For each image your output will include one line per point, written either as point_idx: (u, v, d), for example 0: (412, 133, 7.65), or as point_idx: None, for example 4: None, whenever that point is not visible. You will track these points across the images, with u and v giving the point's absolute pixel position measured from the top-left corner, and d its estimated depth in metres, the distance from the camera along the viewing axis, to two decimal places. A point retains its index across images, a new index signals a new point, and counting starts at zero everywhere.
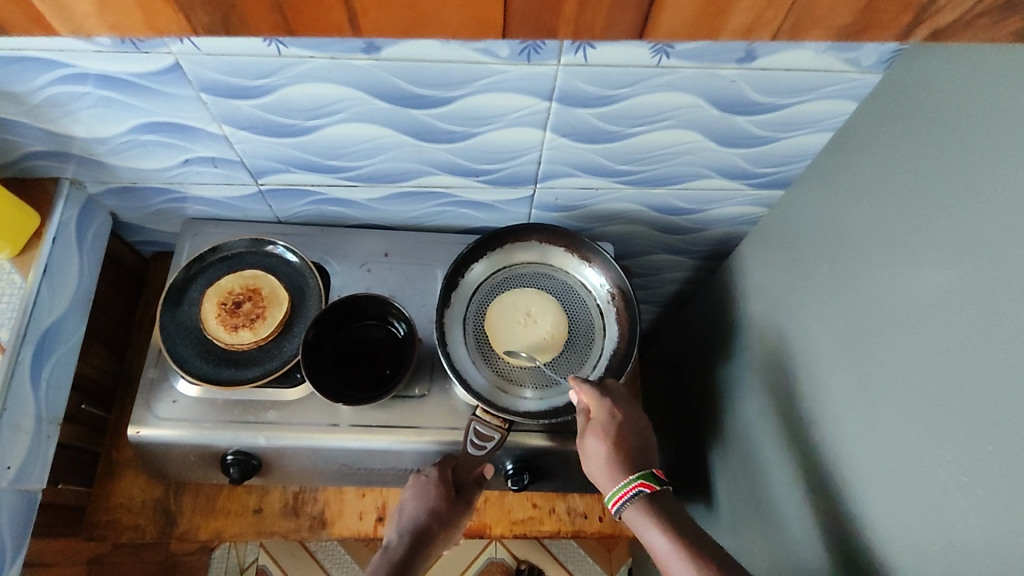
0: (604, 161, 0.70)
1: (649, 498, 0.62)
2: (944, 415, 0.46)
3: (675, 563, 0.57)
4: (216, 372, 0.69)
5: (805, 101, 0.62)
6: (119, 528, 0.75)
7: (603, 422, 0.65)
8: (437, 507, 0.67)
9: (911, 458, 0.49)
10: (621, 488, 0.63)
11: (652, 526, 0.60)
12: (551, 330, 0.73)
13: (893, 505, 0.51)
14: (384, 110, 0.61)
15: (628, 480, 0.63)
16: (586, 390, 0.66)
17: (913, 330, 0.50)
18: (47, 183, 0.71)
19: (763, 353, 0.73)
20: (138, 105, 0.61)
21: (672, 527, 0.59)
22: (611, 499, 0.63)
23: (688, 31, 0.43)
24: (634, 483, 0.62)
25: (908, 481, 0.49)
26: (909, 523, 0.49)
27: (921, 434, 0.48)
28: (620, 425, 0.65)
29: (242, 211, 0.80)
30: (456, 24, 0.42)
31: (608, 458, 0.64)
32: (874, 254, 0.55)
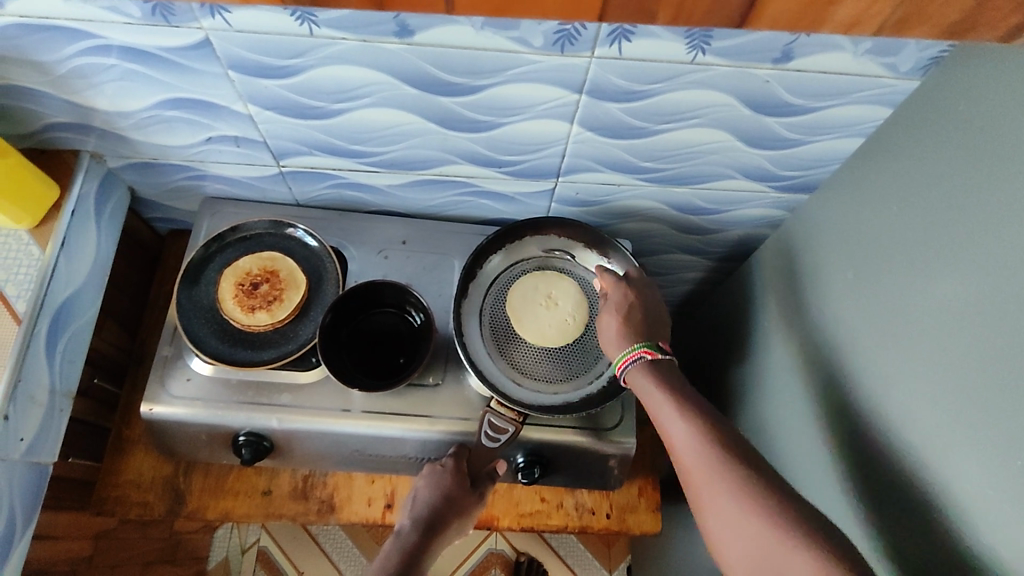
0: (629, 157, 0.70)
1: (651, 364, 0.63)
2: (972, 425, 0.46)
3: (664, 411, 0.59)
4: (231, 352, 0.69)
5: (837, 105, 0.62)
6: (128, 504, 0.75)
7: (616, 298, 0.68)
8: (450, 496, 0.67)
9: (938, 467, 0.49)
10: (626, 353, 0.64)
11: (651, 380, 0.62)
12: (574, 311, 0.73)
13: (922, 513, 0.51)
14: (412, 95, 0.61)
15: (631, 347, 0.64)
16: (606, 278, 0.70)
17: (941, 339, 0.50)
18: (67, 155, 0.71)
19: (786, 358, 0.72)
20: (164, 80, 0.60)
21: (669, 386, 0.60)
22: (618, 362, 0.65)
23: (792, 22, 0.41)
24: (639, 349, 0.64)
25: (935, 489, 0.50)
26: (937, 532, 0.49)
27: (948, 443, 0.48)
28: (632, 301, 0.68)
29: (261, 192, 0.79)
30: (554, 8, 0.41)
31: (620, 327, 0.66)
32: (902, 262, 0.56)
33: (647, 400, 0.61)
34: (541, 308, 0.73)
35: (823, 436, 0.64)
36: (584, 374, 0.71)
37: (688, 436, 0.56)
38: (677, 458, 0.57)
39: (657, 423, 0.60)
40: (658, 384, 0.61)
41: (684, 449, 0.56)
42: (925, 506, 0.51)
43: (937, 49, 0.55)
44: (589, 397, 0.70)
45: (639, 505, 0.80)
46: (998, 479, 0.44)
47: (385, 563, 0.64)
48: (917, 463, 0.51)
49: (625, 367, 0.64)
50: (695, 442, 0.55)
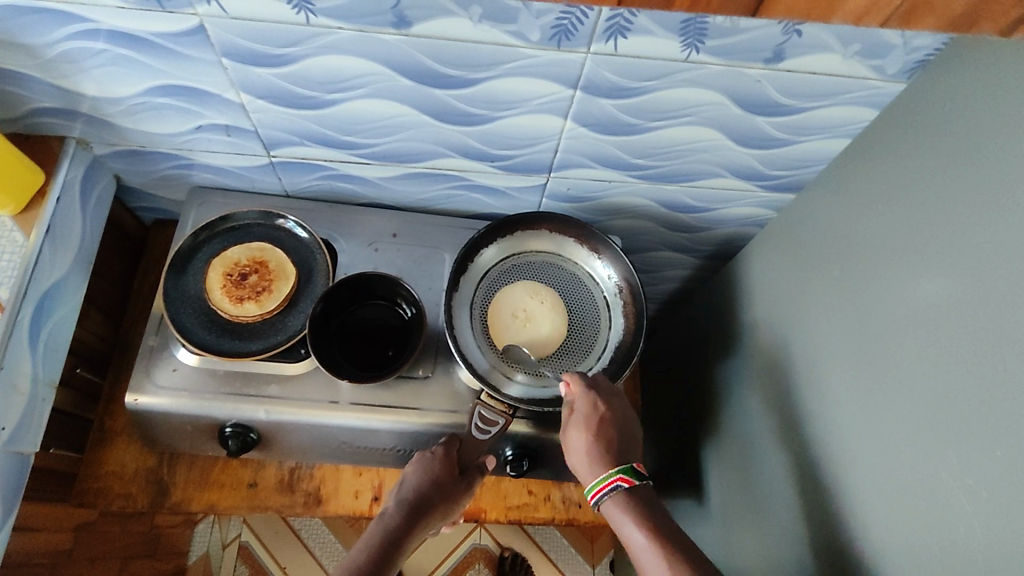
0: (621, 153, 0.71)
1: (628, 492, 0.62)
2: (951, 421, 0.47)
3: (622, 518, 0.60)
4: (218, 342, 0.68)
5: (826, 106, 0.63)
6: (110, 496, 0.73)
7: (595, 415, 0.65)
8: (436, 480, 0.66)
9: (914, 465, 0.50)
10: (598, 483, 0.63)
11: (632, 516, 0.60)
12: (529, 299, 0.74)
13: (894, 513, 0.51)
14: (408, 87, 0.61)
15: (607, 475, 0.63)
16: (574, 382, 0.66)
17: (920, 336, 0.51)
18: (53, 141, 0.70)
19: (769, 356, 0.74)
20: (155, 66, 0.59)
21: (649, 523, 0.59)
22: (591, 492, 0.64)
23: (804, 12, 0.42)
24: (612, 477, 0.62)
25: (908, 485, 0.50)
26: (907, 530, 0.50)
27: (927, 439, 0.49)
28: (602, 418, 0.65)
29: (250, 182, 0.79)
30: None
31: (589, 451, 0.64)
32: (885, 261, 0.57)
33: (630, 540, 0.60)
34: (521, 326, 0.73)
35: (802, 431, 0.65)
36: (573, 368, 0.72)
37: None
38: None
39: (640, 565, 0.59)
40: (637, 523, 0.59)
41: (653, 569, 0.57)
42: (895, 504, 0.51)
43: (924, 52, 0.56)
44: None
45: None
46: (971, 475, 0.45)
47: (368, 540, 0.64)
48: (892, 460, 0.52)
49: (598, 496, 0.63)
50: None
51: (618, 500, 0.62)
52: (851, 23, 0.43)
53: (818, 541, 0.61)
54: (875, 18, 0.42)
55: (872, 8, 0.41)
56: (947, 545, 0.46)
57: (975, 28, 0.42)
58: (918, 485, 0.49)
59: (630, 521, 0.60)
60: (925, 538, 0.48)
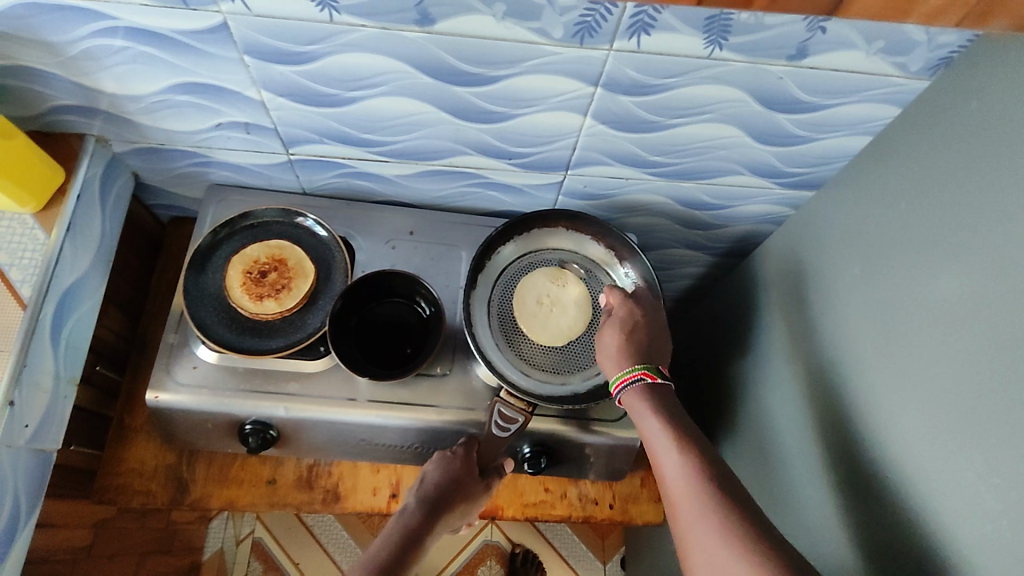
0: (640, 151, 0.70)
1: (648, 386, 0.64)
2: (980, 419, 0.47)
3: (661, 445, 0.59)
4: (239, 340, 0.69)
5: (847, 103, 0.62)
6: (131, 493, 0.74)
7: (629, 314, 0.68)
8: (460, 478, 0.67)
9: (939, 461, 0.50)
10: (623, 374, 0.65)
11: (646, 404, 0.62)
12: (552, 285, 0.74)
13: (920, 510, 0.52)
14: (428, 85, 0.61)
15: (629, 367, 0.65)
16: (614, 291, 0.71)
17: (945, 335, 0.51)
18: (73, 139, 0.70)
19: (788, 354, 0.73)
20: (177, 64, 0.59)
21: (666, 415, 0.61)
22: (614, 381, 0.66)
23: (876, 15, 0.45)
24: (636, 371, 0.65)
25: (936, 484, 0.50)
26: (934, 527, 0.50)
27: (952, 435, 0.49)
28: (638, 322, 0.68)
29: (267, 180, 0.79)
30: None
31: (620, 346, 0.66)
32: (908, 259, 0.57)
33: (665, 470, 0.58)
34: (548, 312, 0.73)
35: (823, 429, 0.65)
36: (591, 366, 0.72)
37: (688, 473, 0.56)
38: (665, 482, 0.57)
39: (651, 449, 0.60)
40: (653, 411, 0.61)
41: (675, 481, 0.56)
42: (922, 502, 0.51)
43: (948, 49, 0.56)
44: (595, 387, 0.71)
45: (641, 495, 0.81)
46: (997, 472, 0.45)
47: (387, 540, 0.63)
48: (917, 457, 0.52)
49: (622, 387, 0.65)
50: (687, 475, 0.56)
51: (641, 387, 0.64)
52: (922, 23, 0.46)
53: (841, 539, 0.61)
54: (946, 20, 0.45)
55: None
56: (975, 542, 0.46)
57: None
58: (944, 481, 0.49)
59: (647, 407, 0.62)
60: (953, 533, 0.48)
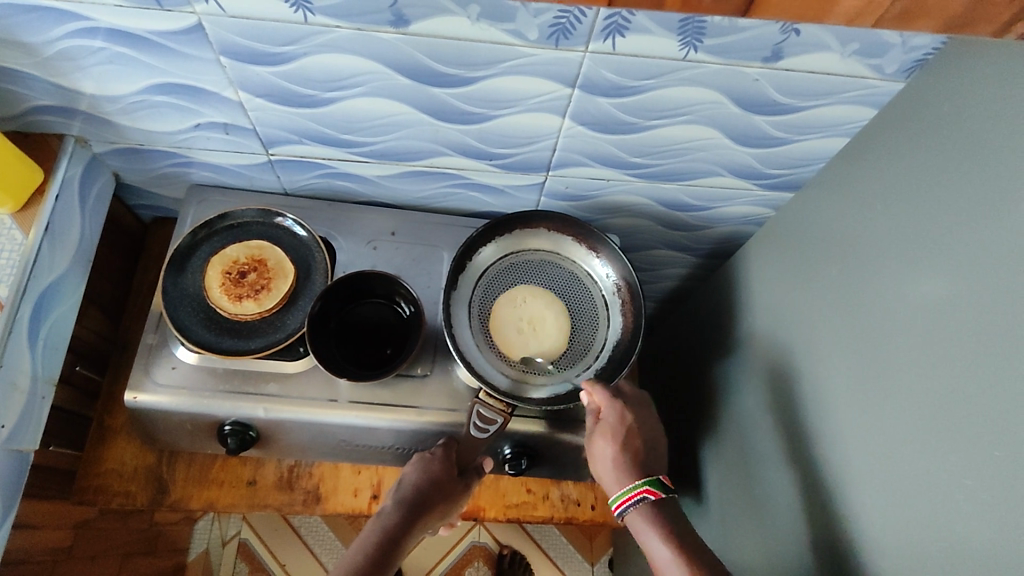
0: (620, 152, 0.70)
1: (652, 505, 0.64)
2: (947, 421, 0.47)
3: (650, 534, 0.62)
4: (218, 341, 0.68)
5: (824, 104, 0.63)
6: (110, 494, 0.74)
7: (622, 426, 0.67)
8: (437, 479, 0.67)
9: (910, 465, 0.50)
10: (626, 494, 0.64)
11: (654, 526, 0.63)
12: (531, 300, 0.75)
13: (894, 514, 0.51)
14: (406, 86, 0.61)
15: (631, 486, 0.65)
16: (598, 390, 0.68)
17: (916, 338, 0.51)
18: (52, 139, 0.70)
19: (767, 355, 0.74)
20: (153, 64, 0.59)
21: (676, 540, 0.61)
22: (615, 501, 0.66)
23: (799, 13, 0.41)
24: (639, 488, 0.64)
25: (905, 485, 0.50)
26: (908, 531, 0.49)
27: (920, 438, 0.49)
28: (629, 430, 0.67)
29: (249, 180, 0.79)
30: None
31: (617, 465, 0.66)
32: (881, 262, 0.57)
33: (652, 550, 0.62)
34: (531, 327, 0.73)
35: (801, 430, 0.65)
36: (571, 367, 0.72)
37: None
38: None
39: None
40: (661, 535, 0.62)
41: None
42: (892, 503, 0.52)
43: (922, 52, 0.56)
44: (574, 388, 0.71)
45: None
46: (973, 477, 0.45)
47: (364, 543, 0.63)
48: (894, 460, 0.52)
49: (624, 508, 0.65)
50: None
51: (642, 509, 0.64)
52: (842, 24, 0.42)
53: (817, 540, 0.61)
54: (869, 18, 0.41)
55: (869, 8, 0.40)
56: (949, 547, 0.46)
57: (967, 31, 0.43)
58: (921, 485, 0.49)
59: (654, 532, 0.62)
60: (926, 538, 0.48)
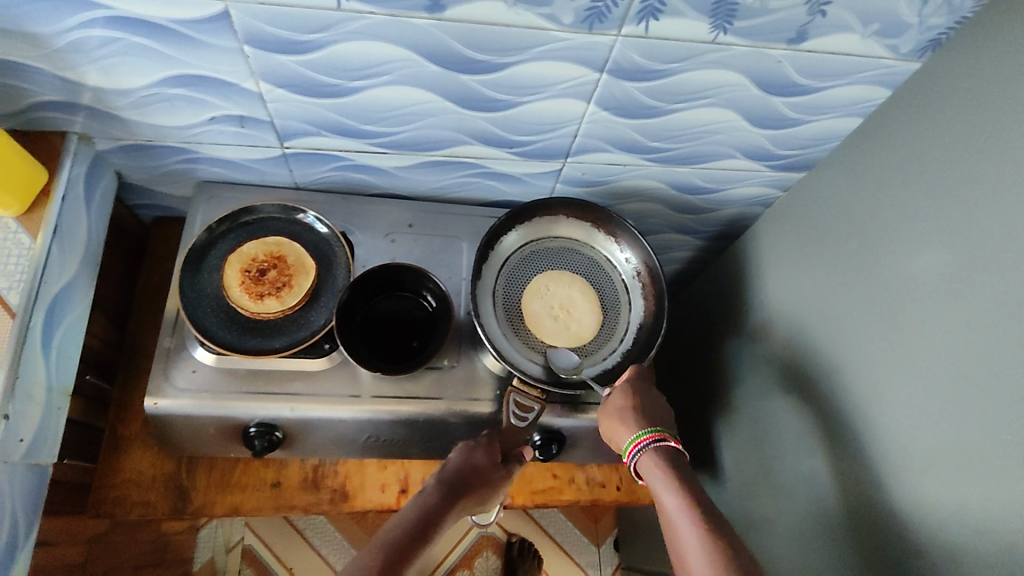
0: (639, 136, 0.71)
1: (657, 451, 0.62)
2: (969, 385, 0.50)
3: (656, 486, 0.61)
4: (241, 341, 0.67)
5: (841, 85, 0.64)
6: (129, 505, 0.71)
7: (614, 402, 0.67)
8: (478, 466, 0.66)
9: (931, 427, 0.53)
10: (632, 440, 0.64)
11: (663, 477, 0.60)
12: (553, 285, 0.75)
13: (919, 475, 0.53)
14: (434, 73, 0.60)
15: (634, 435, 0.64)
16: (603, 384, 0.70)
17: (933, 308, 0.54)
18: (54, 137, 0.66)
19: (779, 332, 0.75)
20: (172, 55, 0.57)
21: (687, 491, 0.59)
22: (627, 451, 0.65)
23: None
24: (644, 436, 0.63)
25: (924, 446, 0.53)
26: (930, 493, 0.52)
27: (941, 401, 0.52)
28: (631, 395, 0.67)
29: (259, 176, 0.77)
30: None
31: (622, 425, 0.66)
32: (894, 236, 0.60)
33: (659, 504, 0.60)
34: (558, 312, 0.74)
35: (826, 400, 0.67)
36: (597, 351, 0.73)
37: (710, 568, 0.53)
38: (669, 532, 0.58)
39: (673, 530, 0.58)
40: (672, 488, 0.59)
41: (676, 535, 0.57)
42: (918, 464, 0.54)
43: (937, 31, 0.58)
44: (604, 372, 0.72)
45: None
46: (997, 443, 0.48)
47: (404, 516, 0.61)
48: (911, 427, 0.55)
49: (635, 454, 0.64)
50: (685, 540, 0.56)
51: (646, 462, 0.62)
52: None
53: (839, 507, 0.62)
54: None
55: None
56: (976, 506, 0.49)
57: None
58: (945, 453, 0.51)
59: (666, 486, 0.60)
60: (953, 495, 0.50)
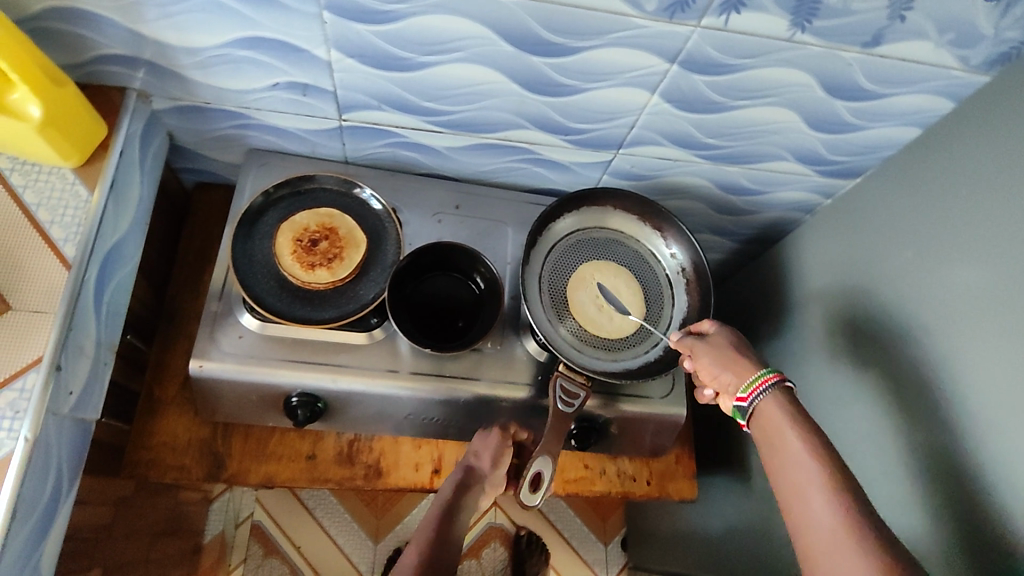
0: (696, 132, 0.71)
1: (782, 392, 0.59)
2: None
3: (777, 428, 0.57)
4: (289, 309, 0.67)
5: (904, 93, 0.65)
6: (163, 468, 0.71)
7: (715, 345, 0.65)
8: (484, 471, 0.67)
9: (999, 434, 0.54)
10: (754, 380, 0.60)
11: (788, 418, 0.57)
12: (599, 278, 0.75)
13: (991, 482, 0.54)
14: (507, 53, 0.60)
15: (759, 372, 0.61)
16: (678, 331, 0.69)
17: (1003, 315, 0.55)
18: (113, 92, 0.66)
19: (831, 338, 0.76)
20: (247, 15, 0.57)
21: (805, 424, 0.56)
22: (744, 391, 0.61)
23: None
24: (768, 374, 0.60)
25: (993, 452, 0.54)
26: (997, 499, 0.53)
27: (1009, 408, 0.53)
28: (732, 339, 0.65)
29: (310, 147, 0.76)
30: None
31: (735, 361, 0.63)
32: (962, 245, 0.60)
33: (783, 442, 0.56)
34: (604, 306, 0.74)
35: (874, 406, 0.68)
36: (640, 344, 0.73)
37: (824, 495, 0.51)
38: (789, 475, 0.54)
39: (782, 460, 0.55)
40: (792, 419, 0.56)
41: (800, 475, 0.53)
42: (989, 472, 0.54)
43: (1010, 45, 0.58)
44: (648, 365, 0.72)
45: (676, 472, 0.83)
46: None
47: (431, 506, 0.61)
48: (967, 434, 0.57)
49: (756, 394, 0.60)
50: (815, 482, 0.52)
51: (771, 401, 0.59)
52: None
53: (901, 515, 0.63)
54: None
55: None
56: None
57: None
58: (1014, 459, 0.52)
59: (783, 418, 0.57)
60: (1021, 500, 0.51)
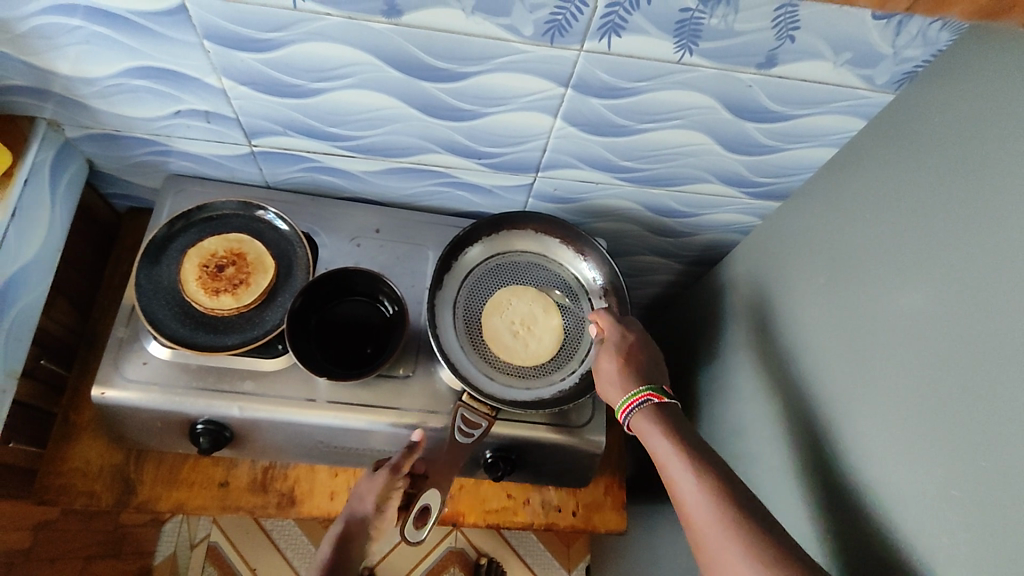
0: (610, 155, 0.70)
1: (657, 407, 0.61)
2: (932, 431, 0.47)
3: (652, 440, 0.58)
4: (192, 336, 0.66)
5: (814, 114, 0.63)
6: (74, 494, 0.70)
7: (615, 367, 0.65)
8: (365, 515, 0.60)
9: (895, 473, 0.50)
10: (628, 399, 0.63)
11: (657, 427, 0.58)
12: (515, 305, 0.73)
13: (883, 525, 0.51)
14: (396, 79, 0.59)
15: (633, 390, 0.63)
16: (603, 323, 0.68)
17: (902, 346, 0.51)
18: (22, 122, 0.67)
19: (754, 365, 0.73)
20: (133, 45, 0.57)
21: (678, 434, 0.57)
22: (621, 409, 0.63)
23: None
24: (643, 393, 0.62)
25: (888, 491, 0.50)
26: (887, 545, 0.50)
27: (904, 445, 0.49)
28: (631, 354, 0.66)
29: (229, 172, 0.77)
30: None
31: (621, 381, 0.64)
32: (869, 269, 0.57)
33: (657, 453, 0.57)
34: (518, 334, 0.72)
35: (786, 438, 0.65)
36: (557, 371, 0.71)
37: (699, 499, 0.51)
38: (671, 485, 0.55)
39: (664, 472, 0.56)
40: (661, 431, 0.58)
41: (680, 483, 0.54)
42: (882, 514, 0.51)
43: (913, 64, 0.56)
44: (561, 392, 0.70)
45: (605, 503, 0.80)
46: (949, 492, 0.45)
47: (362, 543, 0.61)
48: (883, 472, 0.51)
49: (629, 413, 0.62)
50: (693, 486, 0.52)
51: (644, 415, 0.60)
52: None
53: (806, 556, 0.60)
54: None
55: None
56: (934, 561, 0.45)
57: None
58: (907, 502, 0.48)
59: (656, 432, 0.58)
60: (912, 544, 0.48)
